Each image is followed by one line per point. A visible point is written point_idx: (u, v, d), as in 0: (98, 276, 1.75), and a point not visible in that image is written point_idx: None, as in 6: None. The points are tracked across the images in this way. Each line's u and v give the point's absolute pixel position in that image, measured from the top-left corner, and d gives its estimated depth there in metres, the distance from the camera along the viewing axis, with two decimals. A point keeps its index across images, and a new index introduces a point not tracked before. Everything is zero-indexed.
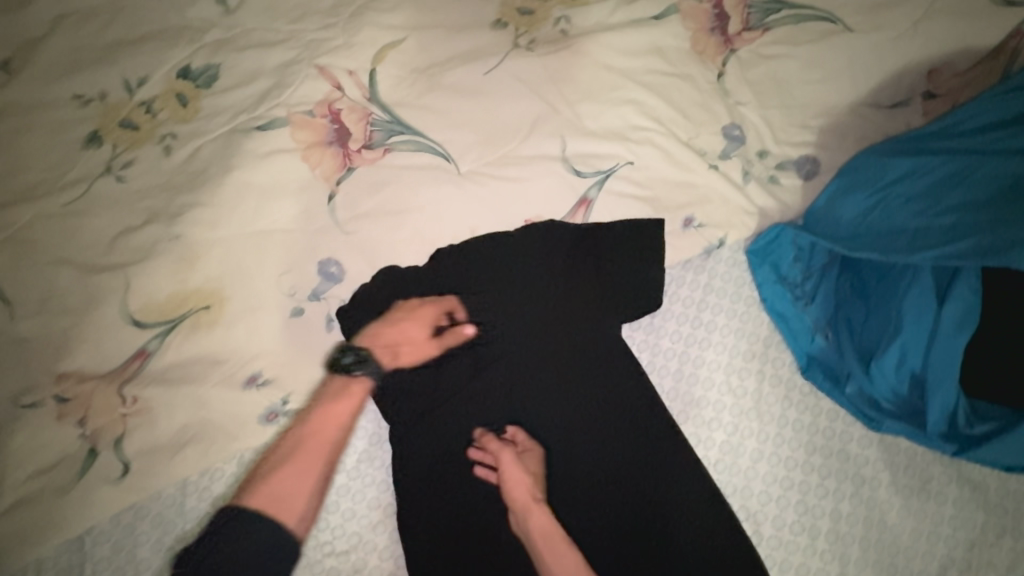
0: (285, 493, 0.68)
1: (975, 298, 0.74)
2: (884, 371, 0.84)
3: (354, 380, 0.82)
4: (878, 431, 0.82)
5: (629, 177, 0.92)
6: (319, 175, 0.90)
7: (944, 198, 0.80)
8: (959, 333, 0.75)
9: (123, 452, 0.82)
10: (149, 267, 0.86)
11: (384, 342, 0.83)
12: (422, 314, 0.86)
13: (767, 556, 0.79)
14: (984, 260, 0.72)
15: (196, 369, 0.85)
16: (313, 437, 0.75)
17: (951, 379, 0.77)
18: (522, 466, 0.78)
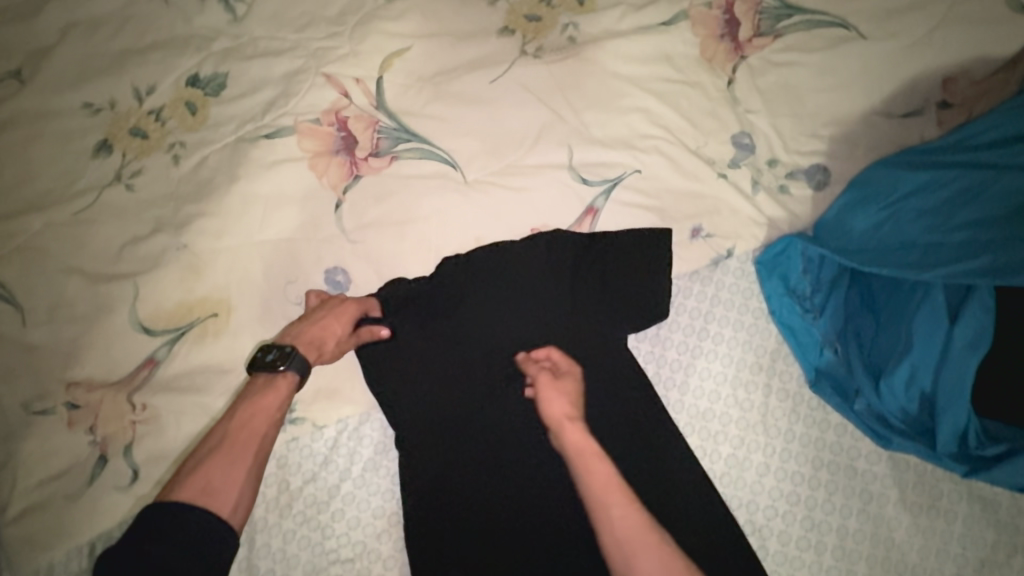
0: (217, 486, 0.64)
1: (987, 317, 0.73)
2: (893, 390, 0.81)
3: (276, 378, 0.74)
4: (888, 448, 0.80)
5: (635, 187, 0.92)
6: (326, 183, 0.91)
7: (956, 212, 0.79)
8: (972, 351, 0.73)
9: (132, 458, 0.82)
10: (159, 276, 0.88)
11: (308, 339, 0.79)
12: (347, 308, 0.83)
13: (772, 571, 0.78)
14: (997, 279, 0.72)
15: (203, 377, 0.85)
16: (241, 430, 0.69)
17: (963, 399, 0.75)
18: (561, 391, 0.77)
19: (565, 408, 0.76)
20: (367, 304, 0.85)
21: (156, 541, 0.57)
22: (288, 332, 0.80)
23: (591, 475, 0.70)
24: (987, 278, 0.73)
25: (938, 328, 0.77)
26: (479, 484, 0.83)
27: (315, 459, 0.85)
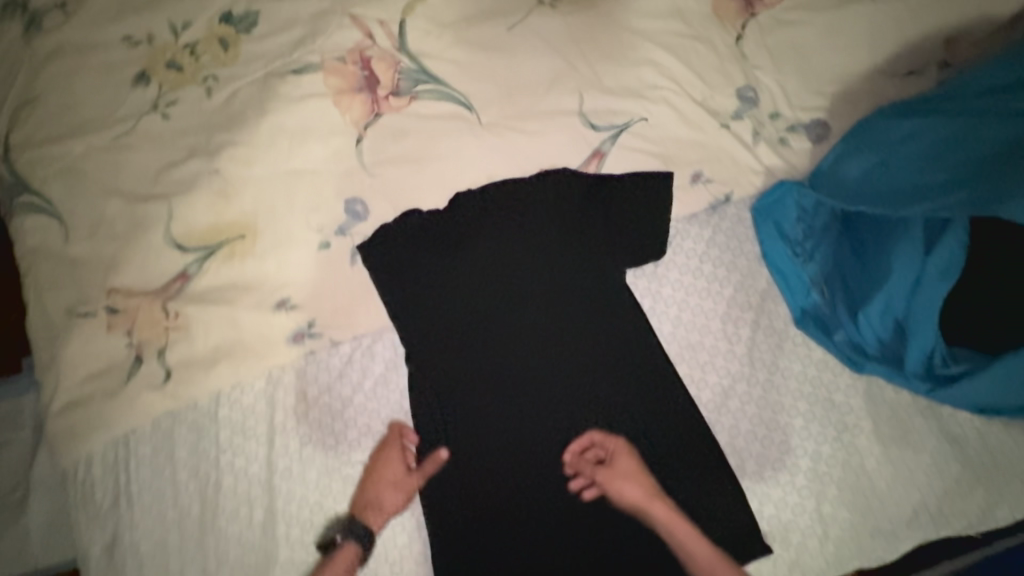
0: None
1: (960, 248, 0.78)
2: (869, 320, 0.86)
3: (337, 555, 0.80)
4: (861, 373, 0.86)
5: (641, 134, 0.96)
6: (348, 119, 0.97)
7: (944, 155, 0.84)
8: (943, 279, 0.79)
9: (164, 361, 0.89)
10: (191, 198, 0.94)
11: (365, 508, 0.84)
12: (393, 465, 0.86)
13: (749, 488, 0.84)
14: (974, 211, 0.75)
15: (231, 292, 0.92)
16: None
17: (931, 324, 0.81)
18: (625, 472, 0.82)
19: (640, 484, 0.81)
20: (399, 429, 0.89)
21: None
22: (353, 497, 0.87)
23: (693, 557, 0.77)
24: (965, 211, 0.77)
25: (914, 260, 0.82)
26: (475, 402, 0.89)
27: (330, 373, 0.93)
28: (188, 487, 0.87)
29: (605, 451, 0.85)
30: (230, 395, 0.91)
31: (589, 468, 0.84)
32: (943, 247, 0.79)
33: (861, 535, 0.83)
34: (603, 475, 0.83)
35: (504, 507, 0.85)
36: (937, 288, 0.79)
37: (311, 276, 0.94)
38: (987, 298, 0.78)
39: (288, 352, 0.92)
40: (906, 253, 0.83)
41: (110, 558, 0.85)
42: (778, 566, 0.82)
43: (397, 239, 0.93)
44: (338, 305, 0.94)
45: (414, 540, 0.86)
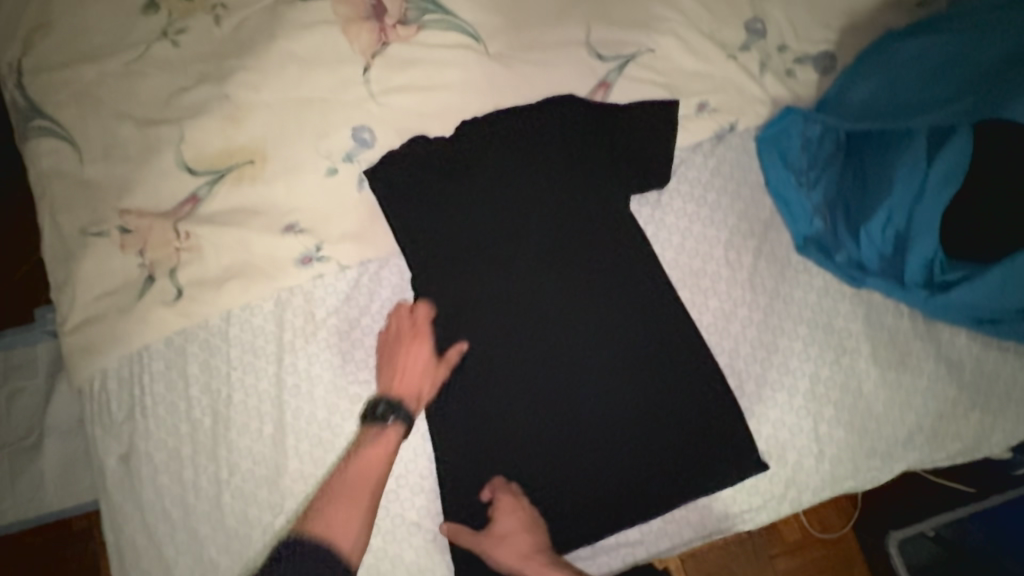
0: (341, 523, 0.72)
1: (965, 155, 0.78)
2: (870, 237, 0.86)
3: (382, 434, 0.80)
4: (860, 288, 0.87)
5: (648, 65, 0.97)
6: (356, 48, 0.97)
7: (948, 73, 0.84)
8: (946, 185, 0.79)
9: (176, 280, 0.91)
10: (200, 123, 0.95)
11: (405, 393, 0.83)
12: (420, 348, 0.86)
13: (747, 408, 0.86)
14: (980, 115, 0.76)
15: (241, 215, 0.94)
16: (355, 474, 0.77)
17: (932, 232, 0.81)
18: (503, 534, 0.80)
19: (518, 547, 0.80)
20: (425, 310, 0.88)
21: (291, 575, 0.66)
22: (382, 384, 0.85)
23: None
24: (970, 116, 0.77)
25: (917, 170, 0.81)
26: (478, 323, 0.89)
27: (338, 296, 0.95)
28: (200, 402, 0.90)
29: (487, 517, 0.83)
30: (240, 316, 0.93)
31: (472, 538, 0.82)
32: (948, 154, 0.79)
33: (856, 454, 0.85)
34: (484, 538, 0.81)
35: (502, 421, 0.86)
36: (940, 194, 0.79)
37: (318, 201, 0.95)
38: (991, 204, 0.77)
39: (295, 275, 0.94)
40: (910, 165, 0.82)
41: (126, 467, 0.89)
42: (774, 482, 0.86)
43: (403, 166, 0.94)
44: (346, 231, 0.95)
45: (421, 455, 0.87)
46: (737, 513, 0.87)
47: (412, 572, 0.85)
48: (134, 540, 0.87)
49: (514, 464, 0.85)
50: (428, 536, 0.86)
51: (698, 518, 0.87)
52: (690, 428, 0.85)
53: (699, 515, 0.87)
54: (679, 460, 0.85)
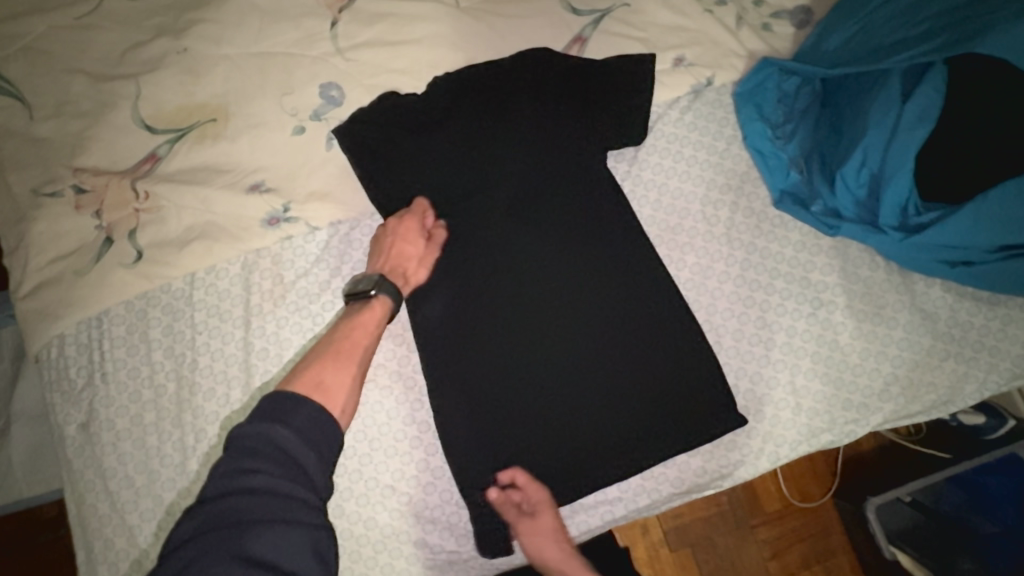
0: (328, 385, 0.68)
1: (938, 93, 0.76)
2: (846, 184, 0.84)
3: (369, 308, 0.77)
4: (836, 237, 0.86)
5: (623, 19, 0.95)
6: (323, 2, 0.94)
7: (923, 9, 0.81)
8: (920, 124, 0.76)
9: (136, 241, 0.88)
10: (158, 77, 0.91)
11: (391, 270, 0.82)
12: (408, 230, 0.84)
13: (724, 362, 0.86)
14: (949, 51, 0.74)
15: (204, 174, 0.90)
16: (345, 340, 0.74)
17: (905, 173, 0.79)
18: (542, 531, 0.80)
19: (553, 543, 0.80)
20: (422, 206, 0.87)
21: (278, 426, 0.59)
22: (370, 268, 0.84)
23: None
24: (940, 53, 0.76)
25: (891, 110, 0.79)
26: (452, 282, 0.87)
27: (308, 258, 0.91)
28: (164, 367, 0.87)
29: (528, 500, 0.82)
30: (204, 279, 0.89)
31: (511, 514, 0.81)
32: (920, 93, 0.77)
33: (833, 406, 0.85)
34: (523, 527, 0.80)
35: (475, 380, 0.84)
36: (914, 133, 0.77)
37: (285, 160, 0.92)
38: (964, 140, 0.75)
39: (262, 235, 0.91)
40: (882, 106, 0.80)
41: (87, 435, 0.85)
42: (752, 436, 0.85)
43: (370, 123, 0.89)
44: (314, 190, 0.92)
45: (395, 418, 0.85)
46: (715, 469, 0.86)
47: (386, 535, 0.83)
48: (95, 508, 0.83)
49: (489, 424, 0.83)
50: (403, 499, 0.84)
51: (676, 474, 0.86)
52: (667, 383, 0.85)
53: (676, 471, 0.86)
54: (655, 414, 0.84)
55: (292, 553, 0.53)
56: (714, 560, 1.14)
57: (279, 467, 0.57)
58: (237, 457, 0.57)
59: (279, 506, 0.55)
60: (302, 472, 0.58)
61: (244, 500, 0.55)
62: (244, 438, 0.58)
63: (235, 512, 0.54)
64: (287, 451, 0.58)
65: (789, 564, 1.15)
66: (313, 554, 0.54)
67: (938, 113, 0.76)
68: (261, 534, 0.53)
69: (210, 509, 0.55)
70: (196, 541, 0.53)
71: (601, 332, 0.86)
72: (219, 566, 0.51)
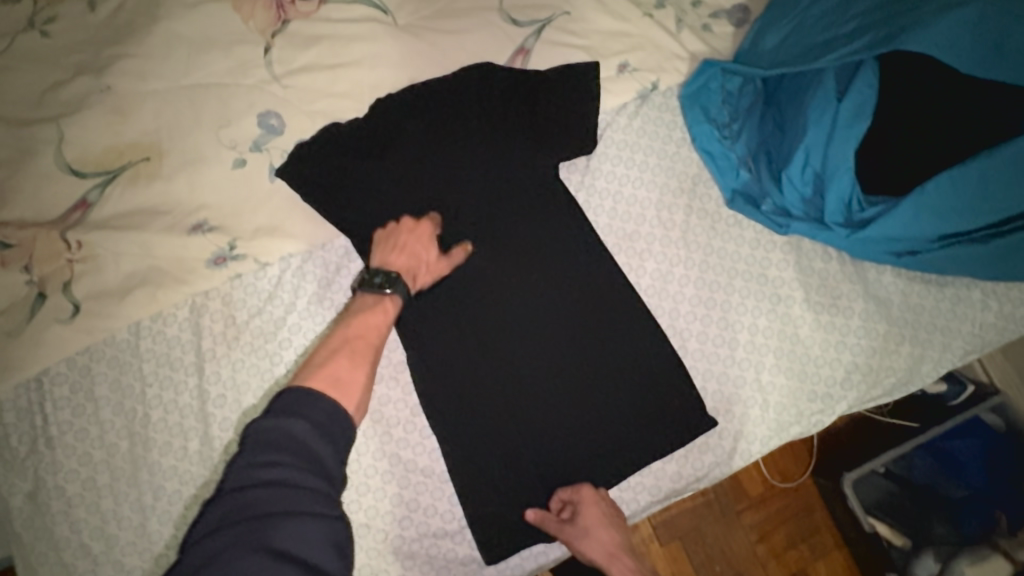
0: (343, 381, 0.65)
1: (871, 91, 0.78)
2: (792, 183, 0.86)
3: (380, 305, 0.76)
4: (788, 235, 0.87)
5: (564, 27, 0.94)
6: (253, 28, 0.91)
7: (851, 5, 0.83)
8: (856, 122, 0.78)
9: (72, 294, 0.83)
10: (82, 118, 0.86)
11: (402, 269, 0.80)
12: (426, 236, 0.82)
13: (691, 366, 0.86)
14: (878, 49, 0.76)
15: (140, 217, 0.86)
16: (358, 335, 0.72)
17: (847, 170, 0.80)
18: (589, 527, 0.79)
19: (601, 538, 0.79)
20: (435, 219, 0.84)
21: (297, 421, 0.58)
22: (377, 257, 0.81)
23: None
24: (871, 51, 0.77)
25: (829, 108, 0.80)
26: (412, 309, 0.85)
27: (260, 296, 0.88)
28: (115, 424, 0.82)
29: (572, 503, 0.81)
30: (151, 327, 0.85)
31: (556, 524, 0.80)
32: (853, 91, 0.78)
33: (799, 399, 0.87)
34: (570, 533, 0.79)
35: (444, 407, 0.83)
36: (851, 131, 0.78)
37: (226, 196, 0.88)
38: (900, 137, 0.77)
39: (208, 277, 0.87)
40: (819, 105, 0.81)
41: (35, 504, 0.80)
42: (723, 437, 0.86)
43: (314, 153, 0.87)
44: (260, 225, 0.88)
45: (363, 454, 0.83)
46: (691, 473, 0.86)
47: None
48: None
49: (462, 450, 0.82)
50: (378, 537, 0.81)
51: (653, 482, 0.86)
52: (636, 393, 0.85)
53: (653, 479, 0.86)
54: (627, 424, 0.84)
55: (311, 547, 0.53)
56: (704, 549, 1.15)
57: (296, 461, 0.56)
58: (256, 450, 0.56)
59: (298, 502, 0.54)
60: (322, 468, 0.57)
61: (264, 493, 0.54)
62: (263, 430, 0.57)
63: (254, 505, 0.53)
64: (305, 445, 0.57)
65: (776, 547, 1.17)
66: (334, 552, 0.54)
67: (873, 112, 0.78)
68: (281, 530, 0.52)
69: (230, 500, 0.54)
70: (216, 535, 0.53)
71: (566, 346, 0.85)
72: (239, 561, 0.50)
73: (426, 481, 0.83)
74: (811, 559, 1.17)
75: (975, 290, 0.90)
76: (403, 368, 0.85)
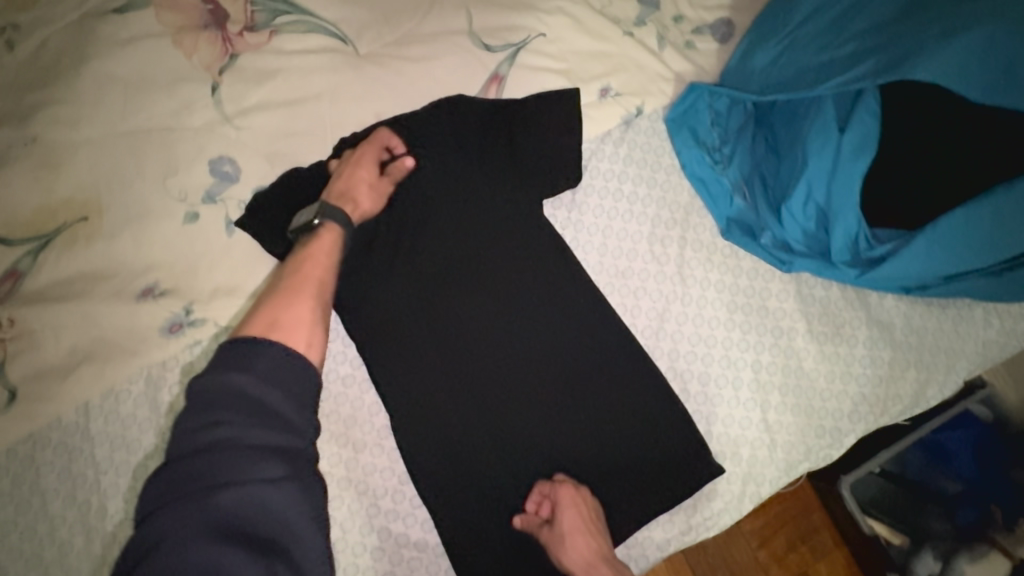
0: (285, 323, 0.61)
1: (874, 122, 0.74)
2: (793, 216, 0.81)
3: (317, 236, 0.71)
4: (791, 271, 0.83)
5: (541, 50, 0.87)
6: (197, 63, 0.81)
7: (846, 27, 0.79)
8: (860, 155, 0.75)
9: (7, 378, 0.74)
10: (4, 176, 0.76)
11: (339, 193, 0.75)
12: (367, 147, 0.78)
13: (694, 410, 0.82)
14: (881, 77, 0.72)
15: (81, 284, 0.77)
16: (299, 275, 0.67)
17: (852, 205, 0.77)
18: (568, 530, 0.72)
19: (580, 540, 0.72)
20: (386, 135, 0.80)
21: (239, 374, 0.54)
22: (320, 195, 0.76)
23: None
24: (873, 79, 0.73)
25: (830, 140, 0.77)
26: (393, 370, 0.78)
27: None
28: (67, 518, 0.74)
29: (552, 504, 0.75)
30: (102, 406, 0.76)
31: (535, 526, 0.74)
32: (856, 122, 0.75)
33: (806, 436, 0.83)
34: (547, 536, 0.73)
35: (436, 475, 0.77)
36: (855, 165, 0.75)
37: (178, 255, 0.79)
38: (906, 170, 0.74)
39: (164, 346, 0.78)
40: (819, 135, 0.77)
41: None
42: (732, 481, 0.82)
43: (276, 202, 0.80)
44: (219, 285, 0.80)
45: (350, 530, 0.76)
46: (700, 523, 0.82)
47: None
48: None
49: (458, 519, 0.77)
50: None
51: (662, 535, 0.81)
52: (639, 443, 0.80)
53: (661, 534, 0.81)
54: (632, 477, 0.79)
55: (269, 508, 0.50)
56: (705, 560, 1.08)
57: (245, 417, 0.52)
58: (200, 410, 0.52)
59: (249, 463, 0.50)
60: (274, 422, 0.53)
61: (212, 458, 0.50)
62: (203, 392, 0.53)
63: (201, 471, 0.50)
64: (251, 399, 0.53)
65: (776, 553, 1.10)
66: (296, 509, 0.51)
67: (877, 143, 0.74)
68: (234, 494, 0.49)
69: (175, 469, 0.50)
70: (162, 506, 0.49)
71: (564, 400, 0.80)
72: (188, 531, 0.47)
73: (420, 556, 0.77)
74: (814, 565, 1.10)
75: (978, 309, 0.87)
76: (388, 433, 0.79)
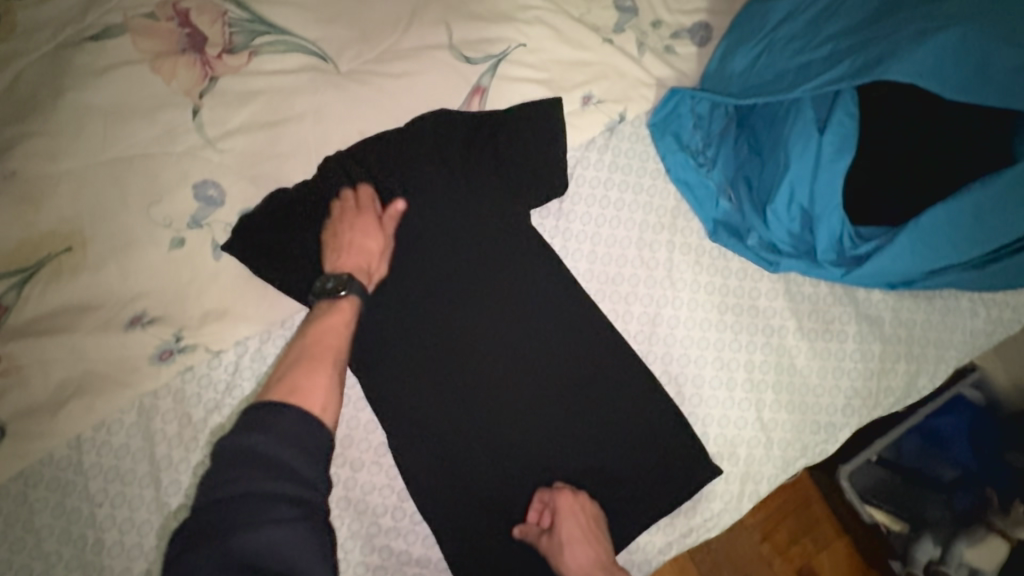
0: (304, 388, 0.63)
1: (852, 122, 0.76)
2: (778, 217, 0.82)
3: (335, 310, 0.71)
4: (777, 271, 0.84)
5: (522, 60, 0.88)
6: (177, 88, 0.81)
7: (821, 29, 0.80)
8: (840, 156, 0.76)
9: None
10: None
11: (356, 266, 0.74)
12: (367, 214, 0.78)
13: (690, 413, 0.82)
14: (857, 79, 0.73)
15: (67, 316, 0.76)
16: (315, 343, 0.68)
17: (834, 205, 0.78)
18: (568, 537, 0.72)
19: (579, 547, 0.72)
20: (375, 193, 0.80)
21: (257, 433, 0.55)
22: (326, 261, 0.75)
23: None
24: (850, 81, 0.74)
25: (811, 141, 0.78)
26: (387, 388, 0.78)
27: (217, 388, 0.80)
28: (62, 554, 0.73)
29: (552, 511, 0.75)
30: (95, 439, 0.76)
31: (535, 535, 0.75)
32: (835, 123, 0.76)
33: (802, 433, 0.84)
34: (547, 545, 0.73)
35: (435, 491, 0.77)
36: (836, 165, 0.76)
37: (165, 282, 0.78)
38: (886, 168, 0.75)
39: (155, 375, 0.78)
40: (800, 136, 0.78)
41: None
42: (731, 482, 0.83)
43: (261, 224, 0.80)
44: (208, 311, 0.79)
45: (351, 550, 0.76)
46: (699, 524, 0.83)
47: None
48: None
49: (460, 534, 0.76)
50: None
51: (663, 539, 0.82)
52: (638, 450, 0.80)
53: (662, 538, 0.82)
54: (631, 483, 0.80)
55: (287, 556, 0.51)
56: (710, 555, 1.07)
57: (265, 471, 0.53)
58: (222, 466, 0.54)
59: (269, 513, 0.52)
60: (293, 476, 0.55)
61: (233, 508, 0.51)
62: (223, 449, 0.55)
63: (222, 523, 0.51)
64: (266, 453, 0.54)
65: (780, 545, 1.10)
66: (313, 558, 0.52)
67: (855, 144, 0.76)
68: (254, 543, 0.50)
69: (198, 518, 0.52)
70: (186, 557, 0.50)
71: (561, 409, 0.80)
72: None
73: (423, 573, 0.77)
74: (817, 555, 1.10)
75: (964, 299, 0.88)
76: (385, 451, 0.78)
